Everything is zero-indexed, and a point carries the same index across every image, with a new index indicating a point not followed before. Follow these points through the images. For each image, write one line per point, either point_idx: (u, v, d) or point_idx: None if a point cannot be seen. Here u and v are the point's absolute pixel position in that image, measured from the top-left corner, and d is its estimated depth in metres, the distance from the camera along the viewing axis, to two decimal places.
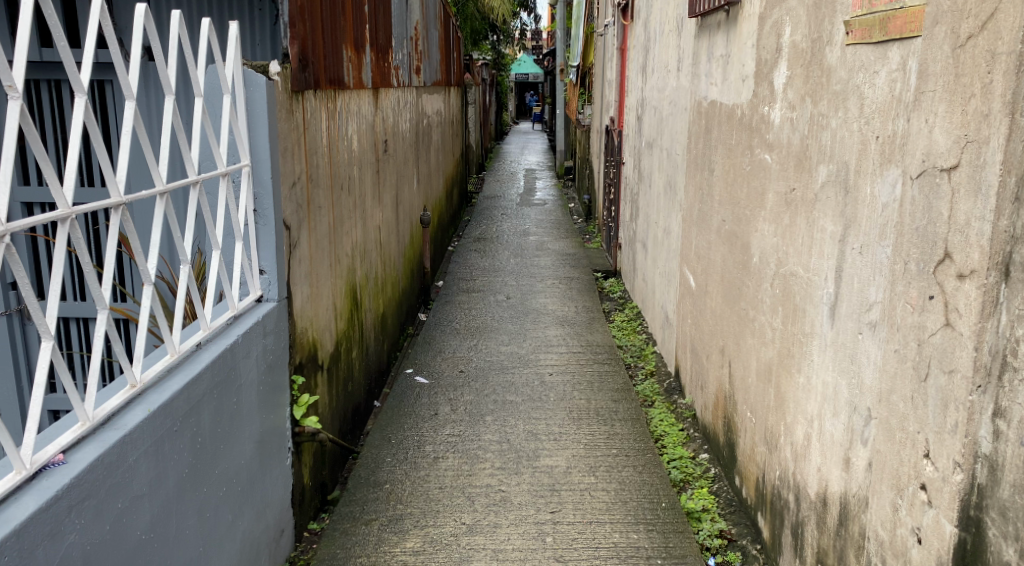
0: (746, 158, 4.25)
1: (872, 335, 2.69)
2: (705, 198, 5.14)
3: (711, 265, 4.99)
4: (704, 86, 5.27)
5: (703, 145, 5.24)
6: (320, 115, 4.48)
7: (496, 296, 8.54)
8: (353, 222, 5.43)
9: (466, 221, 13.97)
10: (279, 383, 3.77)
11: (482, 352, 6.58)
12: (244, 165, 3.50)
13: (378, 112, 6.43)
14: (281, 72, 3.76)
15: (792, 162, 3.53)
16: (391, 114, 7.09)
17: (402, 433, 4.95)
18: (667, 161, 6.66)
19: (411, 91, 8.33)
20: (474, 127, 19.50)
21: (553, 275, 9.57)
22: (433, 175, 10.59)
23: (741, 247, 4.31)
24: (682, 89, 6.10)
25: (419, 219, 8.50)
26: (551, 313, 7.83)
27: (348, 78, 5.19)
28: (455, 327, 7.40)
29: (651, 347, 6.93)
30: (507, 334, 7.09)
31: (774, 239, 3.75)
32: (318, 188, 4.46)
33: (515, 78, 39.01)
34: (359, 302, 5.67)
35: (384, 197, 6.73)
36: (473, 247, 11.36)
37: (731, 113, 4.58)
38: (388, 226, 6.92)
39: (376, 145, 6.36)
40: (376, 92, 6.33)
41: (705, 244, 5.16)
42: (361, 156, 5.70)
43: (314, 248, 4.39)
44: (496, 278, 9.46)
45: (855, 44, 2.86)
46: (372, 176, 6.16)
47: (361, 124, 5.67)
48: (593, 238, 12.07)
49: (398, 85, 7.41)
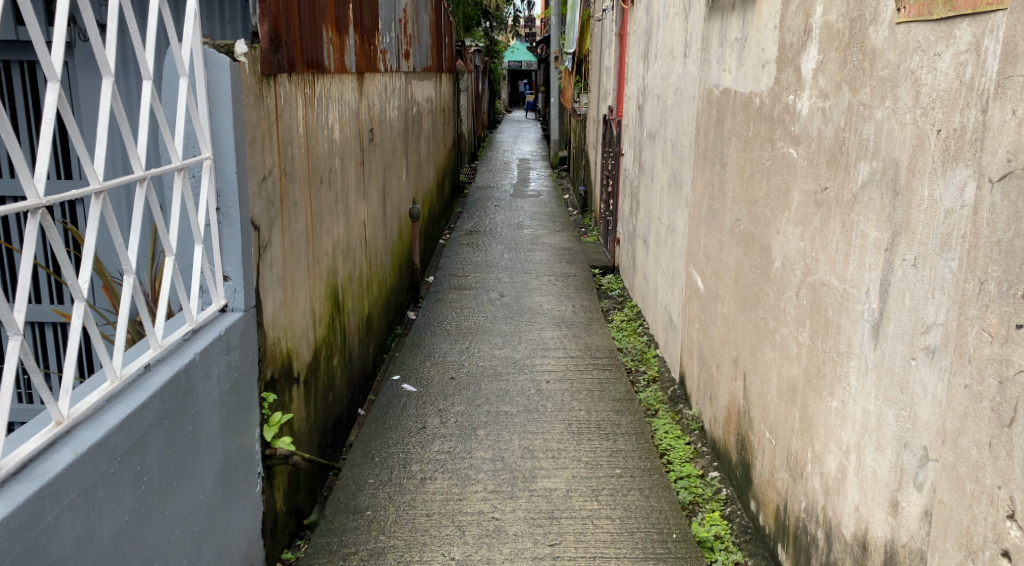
0: (766, 152, 3.87)
1: (928, 363, 2.31)
2: (717, 194, 4.75)
3: (722, 267, 4.61)
4: (716, 72, 4.87)
5: (714, 137, 4.86)
6: (296, 102, 4.08)
7: (489, 294, 8.15)
8: (335, 218, 5.03)
9: (457, 213, 13.55)
10: (247, 402, 3.37)
11: (474, 356, 6.18)
12: (205, 158, 3.09)
13: (364, 99, 6.04)
14: (248, 53, 3.33)
15: (823, 157, 3.14)
16: (377, 101, 6.69)
17: (386, 450, 4.55)
18: (672, 154, 6.27)
19: (399, 78, 7.90)
20: (465, 115, 19.04)
21: (548, 271, 9.18)
22: (424, 165, 10.17)
23: (760, 250, 3.93)
24: (690, 77, 5.71)
25: (408, 213, 8.10)
26: (546, 312, 7.45)
27: (329, 61, 4.77)
28: (445, 328, 7.00)
29: (653, 350, 6.56)
30: (501, 336, 6.70)
31: (800, 244, 3.37)
32: (293, 183, 4.06)
33: (507, 66, 38.51)
34: (342, 304, 5.28)
35: (370, 190, 6.33)
36: (465, 242, 10.96)
37: (748, 101, 4.19)
38: (375, 220, 6.53)
39: (363, 134, 5.99)
40: (362, 76, 5.96)
41: (715, 245, 4.78)
42: (344, 148, 5.30)
43: (289, 250, 3.99)
44: (489, 274, 9.06)
45: (907, 23, 2.47)
46: (357, 167, 5.77)
47: (344, 112, 5.27)
48: (590, 232, 11.70)
49: (385, 70, 6.99)
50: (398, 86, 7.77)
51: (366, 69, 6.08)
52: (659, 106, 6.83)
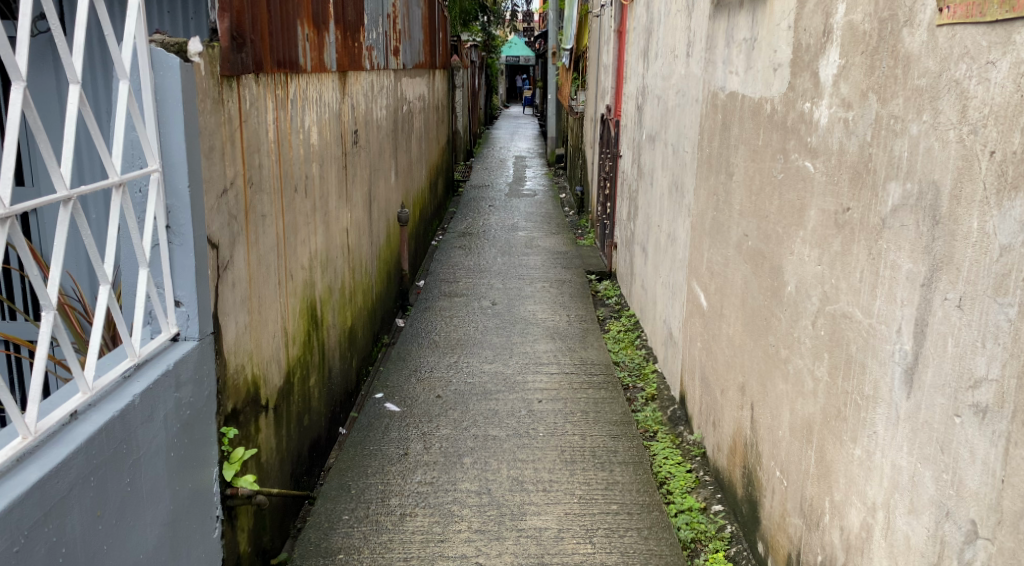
0: (778, 163, 3.54)
1: (978, 423, 2.00)
2: (722, 205, 4.42)
3: (727, 285, 4.29)
4: (721, 74, 4.54)
5: (719, 143, 4.52)
6: (265, 105, 3.75)
7: (481, 301, 7.82)
8: (312, 228, 4.70)
9: (451, 214, 13.21)
10: (203, 439, 3.04)
11: (462, 372, 5.85)
12: (151, 170, 2.76)
13: (348, 99, 5.71)
14: (204, 53, 2.99)
15: (845, 174, 2.82)
16: (363, 101, 6.35)
17: (364, 480, 4.21)
18: (673, 160, 5.94)
19: (388, 75, 7.55)
20: (461, 111, 18.67)
21: (543, 277, 8.86)
22: (415, 165, 9.83)
23: (770, 270, 3.61)
24: (693, 78, 5.37)
25: (397, 218, 7.77)
26: (540, 322, 7.12)
27: (304, 59, 4.43)
28: (433, 339, 6.67)
29: (651, 364, 6.24)
30: (492, 349, 6.37)
31: (817, 268, 3.04)
32: (261, 193, 3.72)
33: (505, 61, 38.13)
34: (320, 319, 4.94)
35: (353, 195, 6.00)
36: (457, 244, 10.64)
37: (757, 107, 3.86)
38: (359, 226, 6.21)
39: (346, 137, 5.67)
40: (345, 75, 5.63)
41: (720, 261, 4.45)
42: (324, 152, 4.97)
43: (256, 268, 3.65)
44: (481, 280, 8.73)
45: (951, 25, 2.15)
46: (339, 173, 5.44)
47: (323, 115, 4.93)
48: (586, 234, 11.36)
49: (372, 68, 6.64)
50: (386, 85, 7.43)
51: (349, 68, 5.74)
52: (659, 108, 6.50)
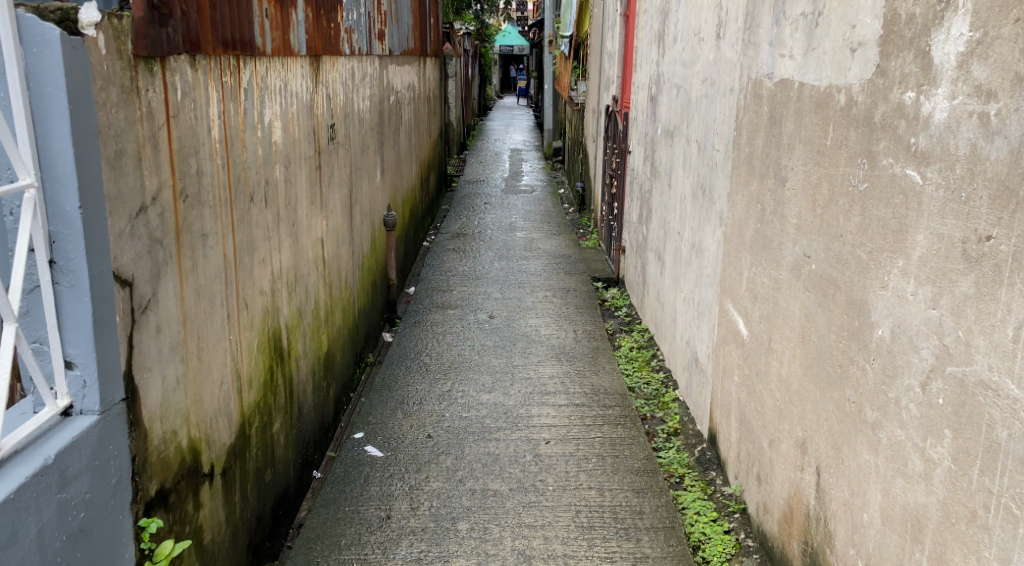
0: (859, 169, 2.79)
1: None
2: (771, 217, 3.68)
3: (778, 313, 3.55)
4: (768, 58, 3.79)
5: (766, 141, 3.77)
6: (207, 96, 2.97)
7: (476, 314, 7.07)
8: (275, 244, 3.93)
9: (443, 212, 12.44)
10: (110, 544, 2.27)
11: (456, 402, 5.09)
12: (22, 185, 1.99)
13: (322, 89, 4.93)
14: (107, 24, 2.21)
15: (983, 190, 2.07)
16: (341, 90, 5.57)
17: (336, 556, 3.47)
18: (698, 159, 5.19)
19: (371, 61, 6.76)
20: (454, 102, 17.87)
21: (544, 284, 8.11)
22: (404, 161, 9.04)
23: (846, 305, 2.86)
24: (724, 64, 4.62)
25: (382, 222, 7.00)
26: (543, 341, 6.37)
27: (262, 38, 3.64)
28: (423, 361, 5.91)
29: (671, 392, 5.50)
30: (489, 375, 5.61)
31: (929, 313, 2.30)
32: (201, 207, 2.94)
33: (498, 50, 37.29)
34: (286, 350, 4.18)
35: (329, 200, 5.23)
36: (449, 246, 9.88)
37: (824, 98, 3.11)
38: (336, 234, 5.44)
39: (320, 132, 4.90)
40: (318, 61, 4.85)
41: (767, 284, 3.70)
42: (290, 152, 4.20)
43: (192, 302, 2.87)
44: (477, 288, 7.98)
45: None
46: (310, 175, 4.67)
47: (289, 108, 4.16)
48: (589, 234, 10.64)
49: (352, 53, 5.85)
50: (369, 73, 6.64)
51: (324, 52, 4.96)
52: (681, 100, 5.75)
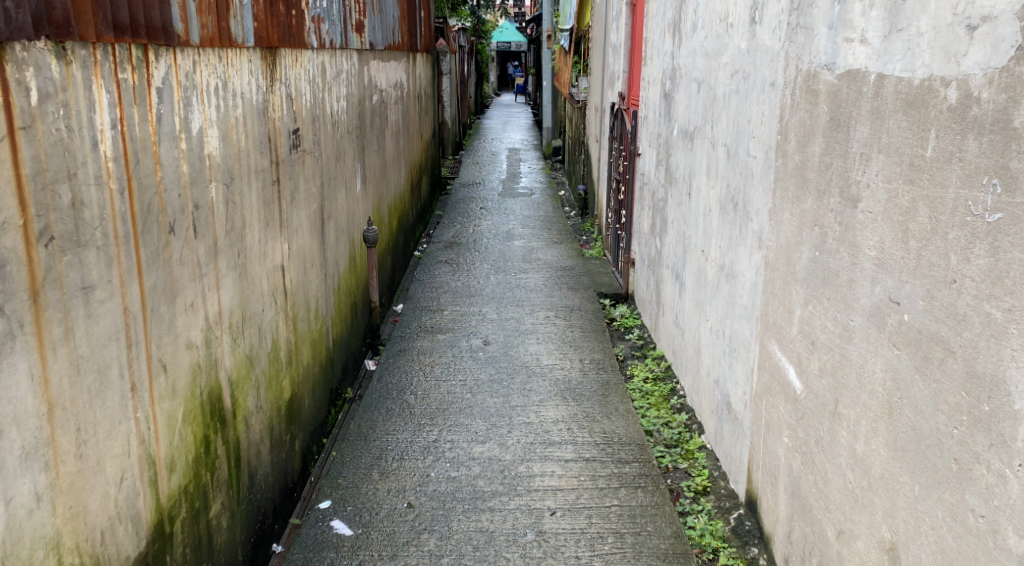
0: (985, 194, 2.03)
1: None
2: (835, 246, 2.92)
3: (847, 369, 2.80)
4: (828, 44, 3.02)
5: (828, 150, 3.01)
6: (88, 100, 2.20)
7: (470, 340, 6.30)
8: (212, 283, 3.16)
9: (437, 218, 11.68)
10: None
11: (443, 457, 4.34)
12: None
13: (279, 88, 4.16)
14: None
15: None
16: (307, 89, 4.81)
17: None
18: (727, 166, 4.42)
19: (348, 56, 5.98)
20: (449, 100, 17.11)
21: (546, 302, 7.36)
22: (391, 166, 8.28)
23: (964, 378, 2.10)
24: (762, 54, 3.85)
25: (363, 238, 6.24)
26: (545, 373, 5.61)
27: (185, 24, 2.87)
28: (407, 399, 5.15)
29: (698, 438, 4.74)
30: (483, 418, 4.84)
31: None
32: (84, 250, 2.18)
33: (495, 47, 36.51)
34: (232, 410, 3.42)
35: (293, 218, 4.46)
36: (442, 258, 9.12)
37: (919, 95, 2.35)
38: (302, 257, 4.67)
39: (277, 140, 4.13)
40: (274, 54, 4.08)
41: (831, 329, 2.95)
42: (233, 168, 3.43)
43: (69, 384, 2.11)
44: (471, 307, 7.22)
45: None
46: (264, 191, 3.90)
47: (230, 112, 3.39)
48: (594, 242, 9.89)
49: (321, 47, 5.08)
50: (345, 70, 5.86)
51: (282, 44, 4.19)
52: (704, 97, 4.97)
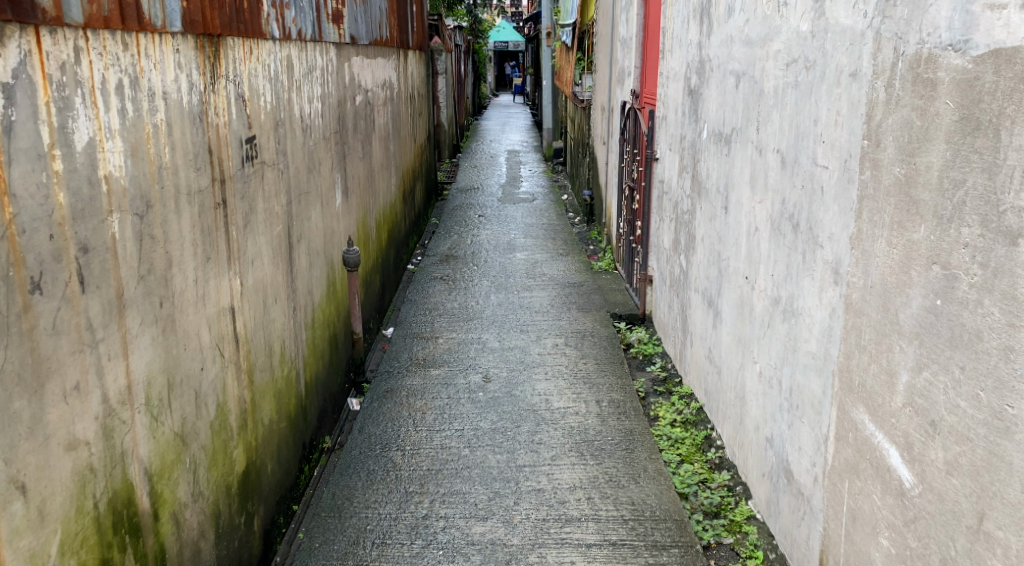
0: None
1: None
2: (972, 296, 2.12)
3: (1000, 475, 1.99)
4: (955, 15, 2.21)
5: (957, 160, 2.20)
6: None
7: (468, 376, 5.46)
8: (117, 350, 2.34)
9: (433, 228, 10.87)
10: None
11: (436, 543, 3.55)
12: None
13: (224, 87, 3.34)
14: None
15: None
16: (268, 89, 3.98)
17: None
18: (781, 176, 3.61)
19: (323, 49, 5.16)
20: (446, 101, 16.30)
21: (554, 326, 6.54)
22: (379, 174, 7.45)
23: None
24: (833, 36, 3.04)
25: (343, 261, 5.41)
26: (557, 419, 4.78)
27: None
28: (393, 457, 4.33)
29: (746, 504, 3.92)
30: (484, 484, 4.03)
31: None
32: None
33: (492, 46, 35.74)
34: (156, 509, 2.61)
35: (247, 246, 3.63)
36: (437, 275, 8.30)
37: None
38: (262, 292, 3.84)
39: (220, 152, 3.30)
40: (218, 44, 3.26)
41: (965, 410, 2.14)
42: (150, 192, 2.60)
43: None
44: (469, 334, 6.39)
45: None
46: (201, 218, 3.06)
47: (145, 117, 2.56)
48: (602, 253, 9.07)
49: (285, 37, 4.26)
50: (319, 66, 5.04)
51: (228, 32, 3.36)
52: (746, 94, 4.15)
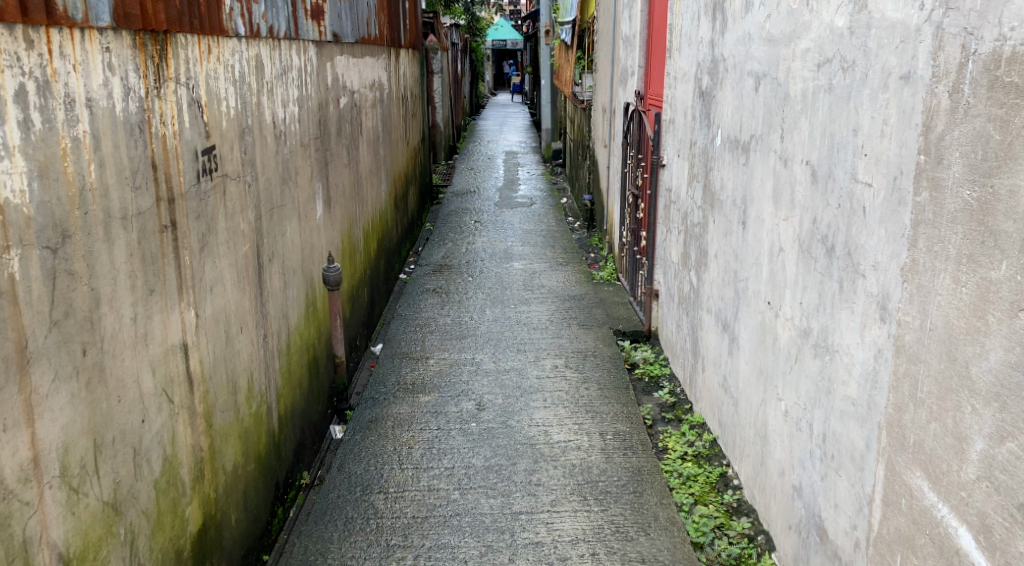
0: None
1: None
2: None
3: None
4: None
5: None
6: None
7: (459, 404, 5.03)
8: (12, 419, 1.95)
9: (427, 234, 10.45)
10: None
11: None
12: None
13: (173, 91, 2.90)
14: None
15: None
16: (231, 93, 3.55)
17: None
18: (812, 192, 3.18)
19: (300, 48, 4.72)
20: (442, 101, 15.87)
21: (553, 344, 6.12)
22: (367, 180, 7.02)
23: None
24: (877, 33, 2.61)
25: (323, 279, 4.98)
26: (556, 454, 4.36)
27: None
28: (375, 502, 3.91)
29: (770, 557, 3.50)
30: (476, 537, 3.62)
31: None
32: None
33: (491, 46, 35.31)
34: None
35: (205, 273, 3.20)
36: (429, 286, 7.87)
37: None
38: (223, 322, 3.41)
39: (168, 166, 2.86)
40: (164, 42, 2.82)
41: None
42: (67, 220, 2.17)
43: None
44: (462, 354, 5.96)
45: None
46: (141, 245, 2.62)
47: (60, 128, 2.13)
48: (604, 262, 8.65)
49: (252, 35, 3.83)
50: (295, 67, 4.60)
51: (176, 27, 2.92)
52: (768, 97, 3.72)
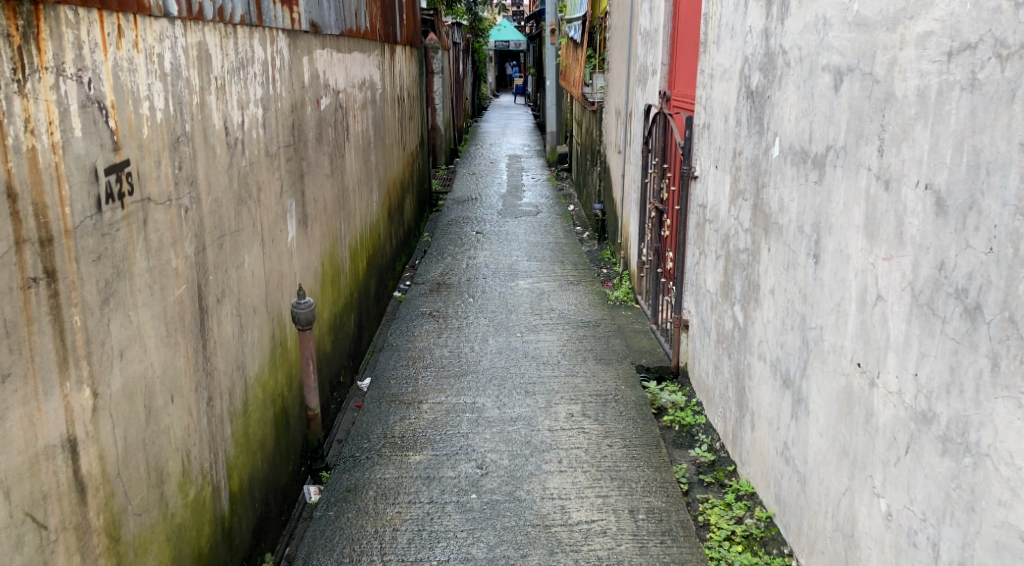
0: None
1: None
2: None
3: None
4: None
5: None
6: None
7: (457, 466, 4.19)
8: None
9: (425, 247, 9.59)
10: None
11: None
12: None
13: (51, 85, 2.06)
14: None
15: None
16: (159, 90, 2.71)
17: None
18: (936, 226, 2.34)
19: (264, 37, 3.87)
20: (443, 102, 15.02)
21: (567, 384, 5.27)
22: (355, 191, 6.16)
23: None
24: None
25: (292, 317, 4.12)
26: (576, 542, 3.54)
27: None
28: None
29: None
30: None
31: None
32: None
33: (492, 46, 34.46)
34: None
35: (110, 335, 2.36)
36: (425, 309, 7.02)
37: None
38: (143, 393, 2.59)
39: (42, 193, 2.03)
40: (32, 16, 1.99)
41: None
42: None
43: None
44: (462, 396, 5.11)
45: None
46: None
47: None
48: (619, 280, 7.79)
49: (191, 15, 2.99)
50: (257, 59, 3.75)
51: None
52: (856, 98, 2.87)
